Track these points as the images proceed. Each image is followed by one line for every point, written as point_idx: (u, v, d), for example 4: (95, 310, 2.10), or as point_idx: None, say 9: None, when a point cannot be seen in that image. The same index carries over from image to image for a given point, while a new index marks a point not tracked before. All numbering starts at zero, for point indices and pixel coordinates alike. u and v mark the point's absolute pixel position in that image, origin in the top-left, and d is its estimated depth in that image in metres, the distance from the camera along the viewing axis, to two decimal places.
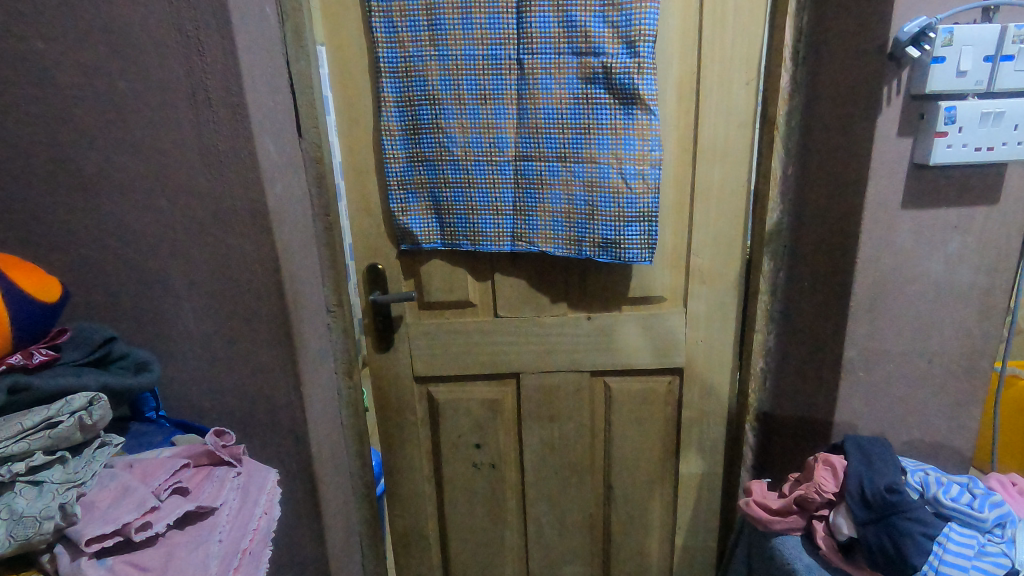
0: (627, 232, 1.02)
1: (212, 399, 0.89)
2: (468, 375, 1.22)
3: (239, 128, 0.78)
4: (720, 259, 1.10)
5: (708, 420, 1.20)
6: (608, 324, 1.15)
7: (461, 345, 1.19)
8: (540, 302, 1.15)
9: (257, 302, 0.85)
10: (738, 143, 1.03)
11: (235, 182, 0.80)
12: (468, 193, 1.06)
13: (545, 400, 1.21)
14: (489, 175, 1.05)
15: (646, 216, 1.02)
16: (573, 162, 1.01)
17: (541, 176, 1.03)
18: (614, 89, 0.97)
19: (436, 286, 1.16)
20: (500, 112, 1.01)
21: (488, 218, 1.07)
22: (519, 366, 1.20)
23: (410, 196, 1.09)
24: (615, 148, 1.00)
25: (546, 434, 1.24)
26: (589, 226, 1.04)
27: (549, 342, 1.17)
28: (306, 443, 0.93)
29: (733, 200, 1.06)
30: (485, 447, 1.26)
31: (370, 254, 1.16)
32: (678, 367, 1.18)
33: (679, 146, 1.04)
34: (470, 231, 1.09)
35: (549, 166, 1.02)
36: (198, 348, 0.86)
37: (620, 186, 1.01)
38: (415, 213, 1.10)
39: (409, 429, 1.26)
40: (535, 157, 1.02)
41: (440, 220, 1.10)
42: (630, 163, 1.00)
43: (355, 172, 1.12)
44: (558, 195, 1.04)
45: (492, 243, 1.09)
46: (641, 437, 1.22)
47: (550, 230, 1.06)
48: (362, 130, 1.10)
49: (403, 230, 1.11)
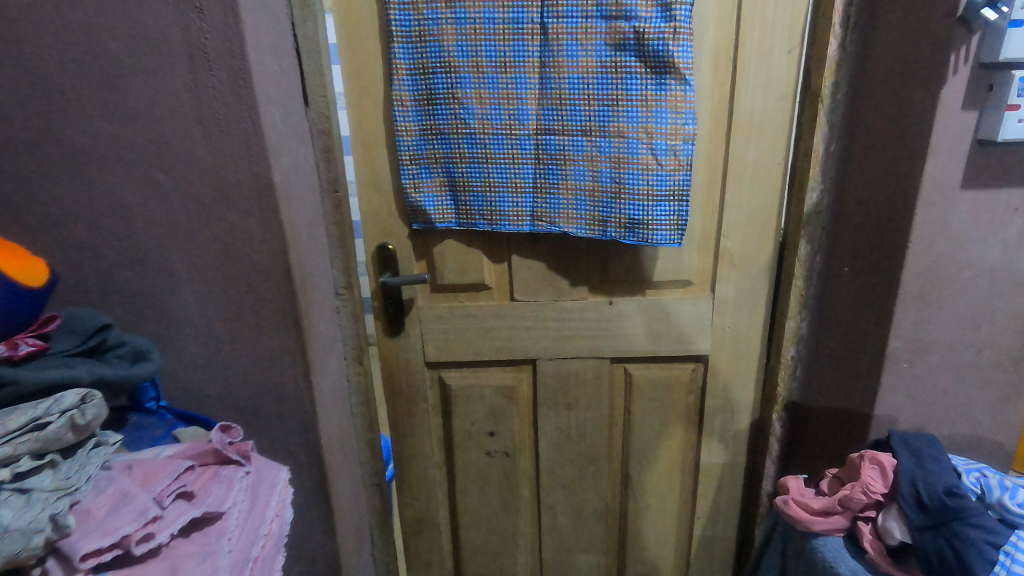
0: (656, 212, 0.96)
1: (215, 387, 0.83)
2: (482, 360, 1.17)
3: (242, 94, 0.71)
4: (752, 241, 1.03)
5: (731, 410, 1.15)
6: (631, 310, 1.10)
7: (476, 330, 1.14)
8: (559, 285, 1.10)
9: (264, 285, 0.80)
10: (777, 117, 0.96)
11: (237, 153, 0.73)
12: (486, 170, 1.00)
13: (563, 387, 1.17)
14: (508, 151, 0.98)
15: (676, 194, 0.96)
16: (599, 136, 0.95)
17: (564, 153, 0.97)
18: (646, 56, 0.90)
19: (450, 267, 1.10)
20: (521, 81, 0.94)
21: (506, 197, 1.01)
22: (537, 351, 1.15)
23: (423, 171, 1.03)
24: (646, 121, 0.93)
25: (562, 422, 1.20)
26: (615, 206, 0.97)
27: (568, 328, 1.12)
28: (316, 434, 0.88)
29: (768, 179, 0.99)
30: (500, 435, 1.21)
31: (379, 234, 1.10)
32: (703, 355, 1.12)
33: (712, 120, 0.97)
34: (487, 210, 1.02)
35: (573, 141, 0.96)
36: (200, 334, 0.80)
37: (649, 162, 0.94)
38: (428, 190, 1.03)
39: (421, 416, 1.22)
40: (558, 131, 0.96)
41: (454, 198, 1.03)
42: (661, 137, 0.93)
43: (363, 146, 1.05)
44: (581, 172, 0.97)
45: (511, 223, 1.02)
46: (661, 425, 1.18)
47: (572, 211, 1.00)
48: (371, 101, 1.02)
49: (416, 207, 1.05)
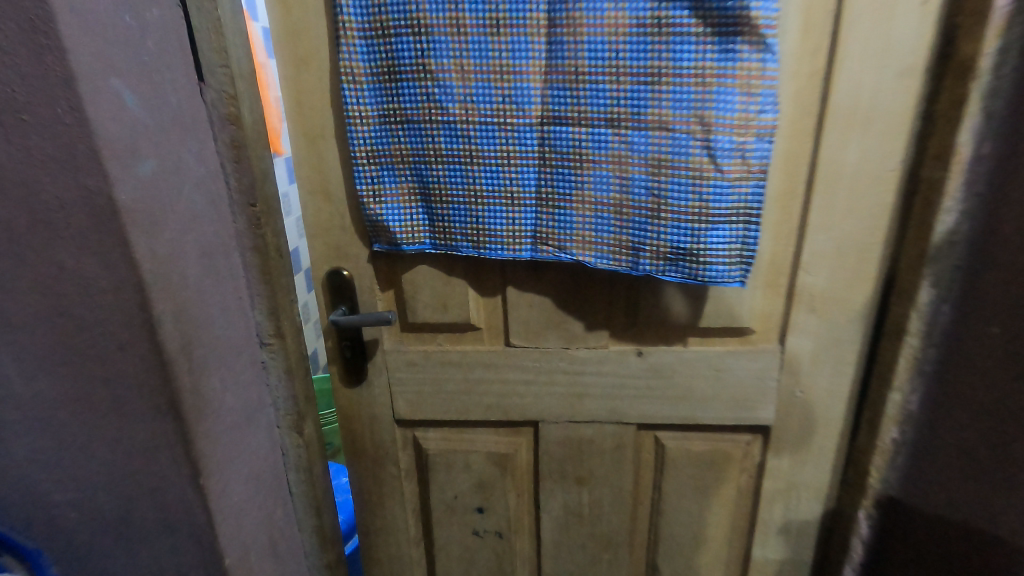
0: (710, 239, 0.67)
1: (66, 491, 0.58)
2: (468, 421, 0.90)
3: (48, 61, 0.43)
4: (842, 278, 0.74)
5: (797, 495, 0.86)
6: (667, 364, 0.82)
7: (460, 382, 0.87)
8: (570, 329, 0.82)
9: (120, 353, 0.53)
10: (895, 102, 0.65)
11: (55, 157, 0.46)
12: (471, 173, 0.72)
13: (573, 457, 0.89)
14: (500, 147, 0.70)
15: (740, 213, 0.67)
16: (630, 128, 0.66)
17: (580, 152, 0.68)
18: (707, 9, 0.60)
19: (424, 302, 0.82)
20: (519, 47, 0.66)
21: (498, 211, 0.73)
22: (539, 412, 0.87)
23: (385, 173, 0.75)
24: (701, 106, 0.63)
25: (572, 500, 0.92)
26: (650, 228, 0.69)
27: (581, 385, 0.84)
28: (216, 555, 0.62)
29: (873, 192, 0.69)
30: (490, 511, 0.95)
31: (332, 256, 0.82)
32: (763, 425, 0.83)
33: (796, 106, 0.67)
34: (472, 228, 0.75)
35: (593, 134, 0.67)
36: (33, 421, 0.55)
37: (703, 167, 0.65)
38: (392, 200, 0.76)
39: (390, 483, 0.96)
40: (572, 119, 0.67)
41: (428, 210, 0.75)
42: (723, 131, 0.63)
43: (305, 138, 0.76)
44: (603, 179, 0.69)
45: (504, 246, 0.75)
46: (702, 510, 0.90)
47: (589, 233, 0.72)
48: (314, 76, 0.74)
49: (376, 223, 0.77)
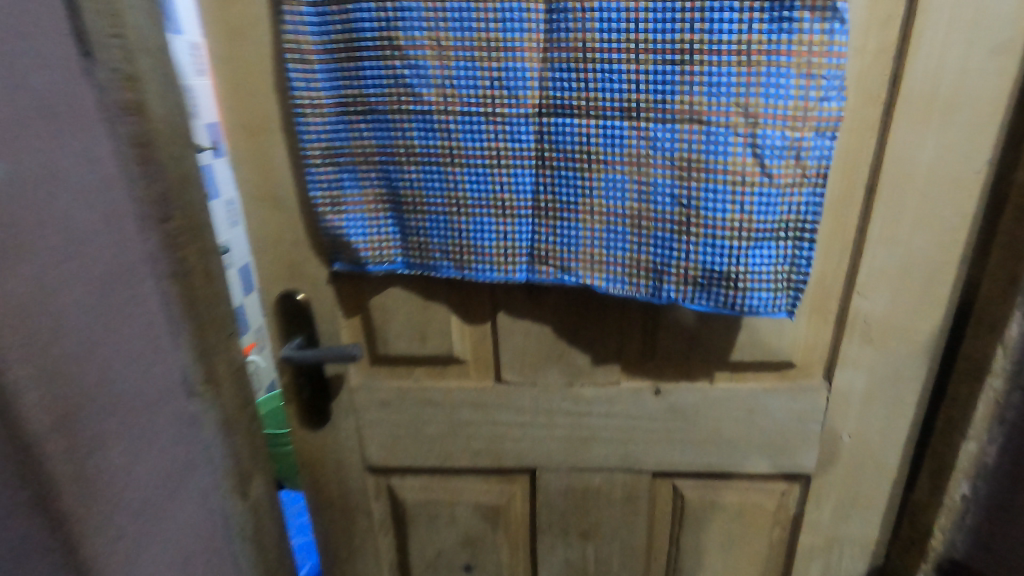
0: (752, 259, 0.54)
1: None
2: (453, 468, 0.76)
3: None
4: (906, 302, 0.61)
5: (840, 552, 0.74)
6: (689, 404, 0.69)
7: (442, 425, 0.73)
8: (574, 362, 0.68)
9: None
10: (983, 87, 0.52)
11: None
12: (452, 177, 0.58)
13: (577, 509, 0.76)
14: (488, 144, 0.56)
15: (790, 227, 0.53)
16: (652, 120, 0.53)
17: (589, 149, 0.55)
18: None
19: (397, 331, 0.68)
20: (513, 17, 0.52)
21: (486, 224, 0.59)
22: (537, 459, 0.73)
23: (344, 177, 0.60)
24: (744, 91, 0.49)
25: (575, 557, 0.79)
26: (677, 246, 0.55)
27: (587, 427, 0.71)
28: None
29: (950, 198, 0.56)
30: (479, 570, 0.81)
31: (282, 277, 0.67)
32: (801, 473, 0.70)
33: (859, 92, 0.54)
34: (454, 244, 0.60)
35: (605, 127, 0.54)
36: None
37: (746, 169, 0.51)
38: (354, 210, 0.61)
39: (362, 538, 0.81)
40: (578, 109, 0.54)
41: (399, 223, 0.61)
42: (774, 123, 0.49)
43: (245, 133, 0.62)
44: (617, 185, 0.56)
45: (494, 267, 0.61)
46: (727, 569, 0.76)
47: (600, 250, 0.58)
48: (253, 55, 0.59)
49: (336, 238, 0.62)
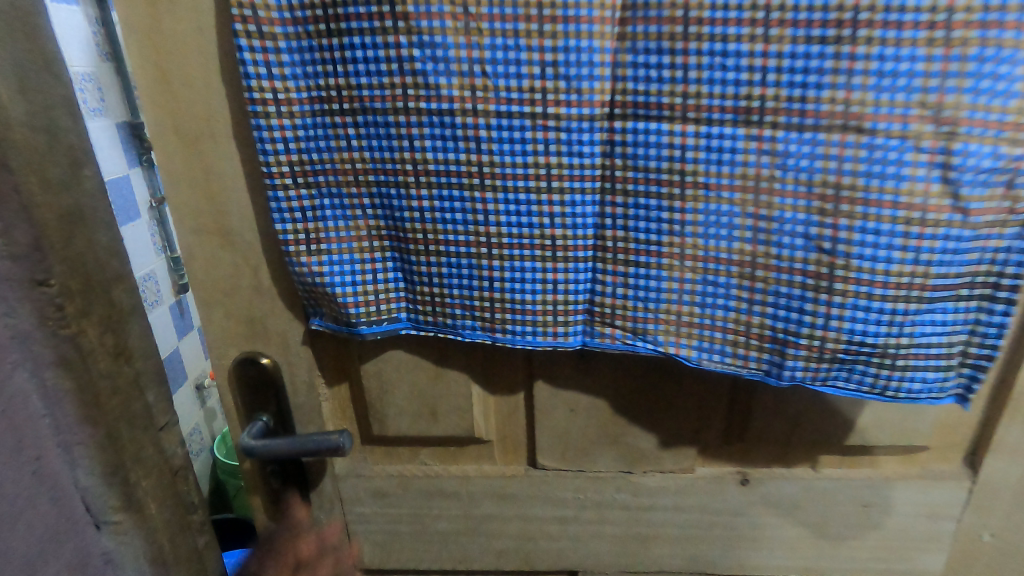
0: (919, 328, 0.37)
1: None
2: (470, 570, 0.59)
3: None
4: None
5: None
6: (784, 496, 0.52)
7: (457, 521, 0.56)
8: (635, 445, 0.51)
9: None
10: None
11: None
12: (480, 204, 0.41)
13: None
14: (534, 158, 0.39)
15: (978, 283, 0.37)
16: (783, 126, 0.36)
17: (681, 167, 0.38)
18: None
19: (398, 406, 0.51)
20: None
21: (528, 269, 0.42)
22: (580, 561, 0.57)
23: (325, 203, 0.42)
24: (937, 84, 0.32)
25: None
26: (809, 308, 0.38)
27: (646, 524, 0.54)
28: None
29: None
30: None
31: (242, 335, 0.49)
32: None
33: None
34: (482, 297, 0.43)
35: (709, 135, 0.37)
36: None
37: (930, 202, 0.34)
38: (340, 250, 0.43)
39: None
40: (668, 109, 0.37)
41: (404, 266, 0.44)
42: (983, 134, 0.33)
43: (180, 140, 0.43)
44: (722, 219, 0.39)
45: (537, 328, 0.44)
46: None
47: (690, 308, 0.41)
48: (187, 27, 0.40)
49: (313, 289, 0.44)
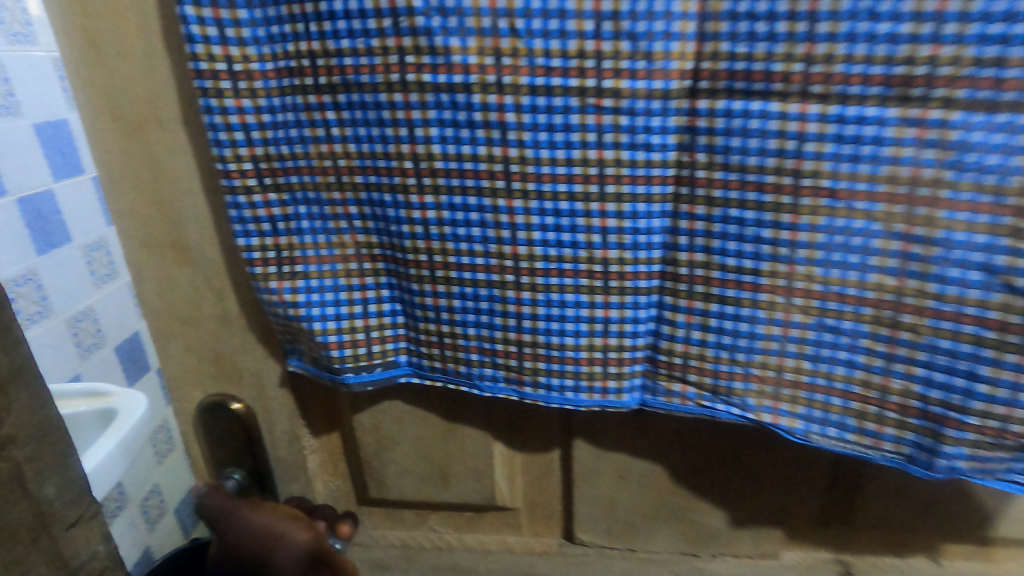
0: None
1: None
2: None
3: None
4: None
5: None
6: None
7: None
8: (703, 523, 0.39)
9: None
10: None
11: None
12: (504, 215, 0.30)
13: None
14: (582, 151, 0.28)
15: None
16: (965, 103, 0.23)
17: (793, 165, 0.25)
18: None
19: (400, 466, 0.40)
20: None
21: (569, 302, 0.31)
22: None
23: (301, 212, 0.32)
24: None
25: None
26: (981, 372, 0.26)
27: None
28: None
29: None
30: None
31: (209, 374, 0.40)
32: None
33: None
34: (507, 337, 0.32)
35: (842, 117, 0.24)
36: None
37: None
38: (320, 274, 0.33)
39: None
40: (781, 78, 0.24)
41: (404, 294, 0.33)
42: None
43: (115, 125, 0.33)
44: (853, 241, 0.26)
45: (580, 380, 0.32)
46: None
47: (796, 362, 0.29)
48: None
49: (288, 323, 0.34)
